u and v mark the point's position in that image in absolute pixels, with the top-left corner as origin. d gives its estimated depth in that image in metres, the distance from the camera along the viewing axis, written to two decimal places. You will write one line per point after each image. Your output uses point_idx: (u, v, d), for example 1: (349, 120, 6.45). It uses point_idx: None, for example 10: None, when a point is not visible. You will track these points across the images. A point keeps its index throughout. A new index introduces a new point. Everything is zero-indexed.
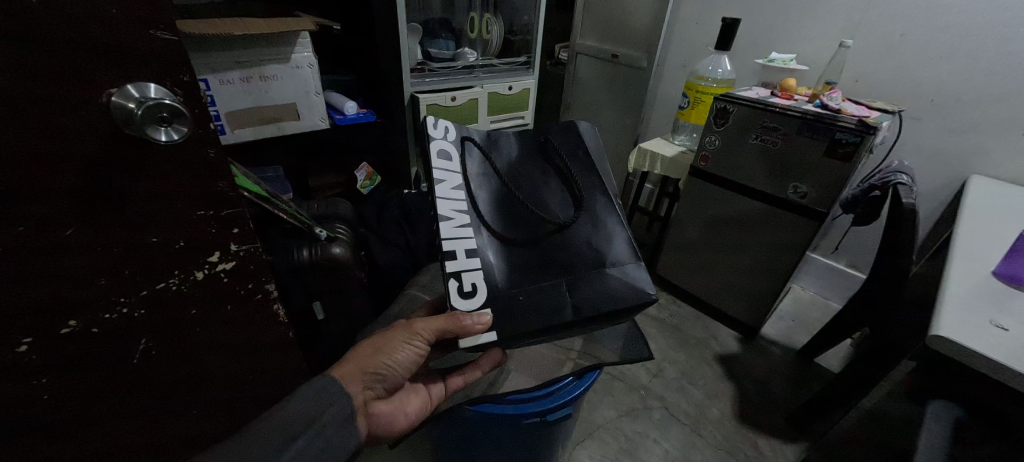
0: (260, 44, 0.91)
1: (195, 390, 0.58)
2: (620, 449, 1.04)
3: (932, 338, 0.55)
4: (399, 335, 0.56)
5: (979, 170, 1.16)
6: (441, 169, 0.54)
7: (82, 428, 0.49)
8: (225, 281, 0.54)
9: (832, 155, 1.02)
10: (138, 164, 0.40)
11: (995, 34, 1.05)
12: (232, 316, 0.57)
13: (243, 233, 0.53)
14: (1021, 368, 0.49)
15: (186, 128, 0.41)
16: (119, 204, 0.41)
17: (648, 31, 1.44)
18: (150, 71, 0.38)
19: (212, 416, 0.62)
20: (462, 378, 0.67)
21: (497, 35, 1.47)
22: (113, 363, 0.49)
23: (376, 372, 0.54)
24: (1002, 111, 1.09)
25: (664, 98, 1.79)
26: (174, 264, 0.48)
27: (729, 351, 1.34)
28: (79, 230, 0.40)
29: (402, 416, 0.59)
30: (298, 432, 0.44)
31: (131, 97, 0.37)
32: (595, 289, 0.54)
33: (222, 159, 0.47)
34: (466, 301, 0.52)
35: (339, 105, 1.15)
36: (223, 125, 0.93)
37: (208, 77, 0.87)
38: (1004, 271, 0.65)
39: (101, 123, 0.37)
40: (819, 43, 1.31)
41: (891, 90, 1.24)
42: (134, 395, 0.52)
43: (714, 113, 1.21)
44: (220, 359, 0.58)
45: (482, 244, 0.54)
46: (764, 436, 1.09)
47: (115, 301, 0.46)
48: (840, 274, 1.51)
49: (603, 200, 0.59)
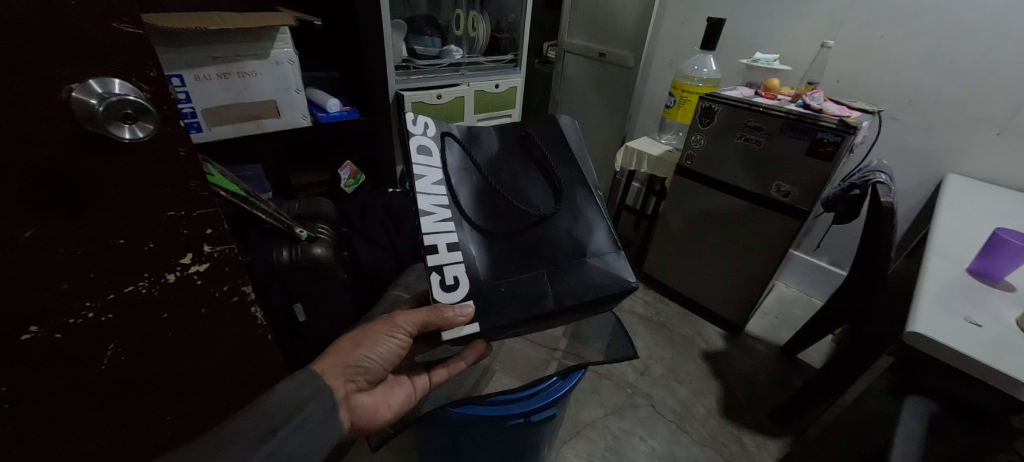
0: (237, 39, 0.88)
1: (167, 395, 0.56)
2: (608, 447, 1.04)
3: (909, 335, 0.56)
4: (381, 328, 0.55)
5: (956, 169, 1.19)
6: (422, 165, 0.53)
7: (47, 435, 0.48)
8: (199, 284, 0.53)
9: (814, 155, 1.03)
10: (101, 163, 0.39)
11: (970, 36, 1.08)
12: (207, 319, 0.56)
13: (217, 234, 0.52)
14: (999, 365, 0.50)
15: (152, 124, 0.40)
16: (83, 204, 0.39)
17: (634, 29, 1.45)
18: (114, 66, 0.37)
19: (187, 417, 0.60)
20: (446, 369, 0.66)
21: (483, 32, 1.45)
22: (78, 369, 0.47)
23: (358, 364, 0.53)
24: (976, 112, 1.12)
25: (651, 96, 1.80)
26: (143, 266, 0.47)
27: (715, 348, 1.35)
28: (38, 232, 0.38)
29: (385, 408, 0.57)
30: (277, 425, 0.42)
31: (93, 92, 0.36)
32: (576, 279, 0.54)
33: (194, 157, 0.45)
34: (448, 294, 0.51)
35: (322, 102, 1.13)
36: (198, 122, 0.91)
37: (182, 73, 0.85)
38: (976, 267, 0.68)
39: (62, 119, 0.35)
40: (802, 42, 1.33)
41: (872, 91, 1.26)
42: (101, 401, 0.50)
43: (698, 113, 1.23)
44: (194, 363, 0.57)
45: (463, 237, 0.53)
46: (748, 432, 1.10)
47: (79, 305, 0.44)
48: (822, 271, 1.54)
49: (584, 191, 0.59)
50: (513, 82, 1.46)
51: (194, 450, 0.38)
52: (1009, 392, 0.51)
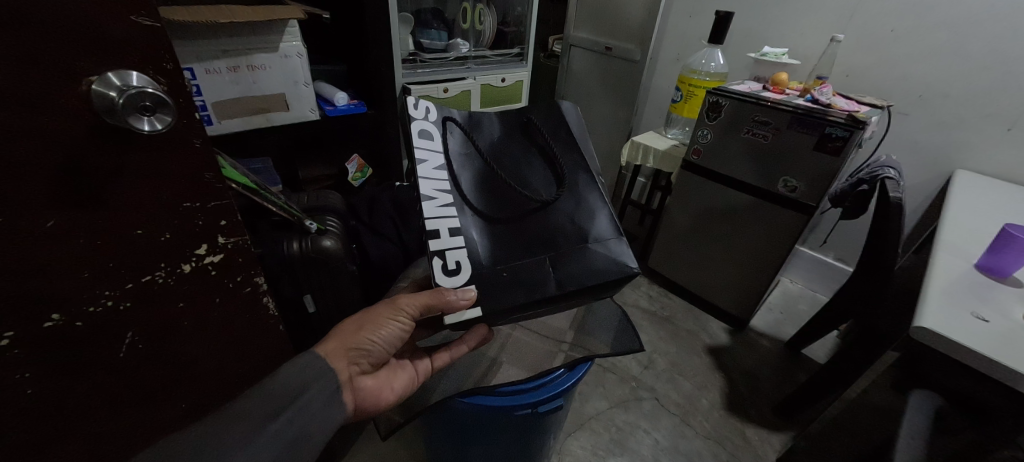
0: (248, 33, 0.89)
1: (180, 382, 0.57)
2: (611, 439, 1.06)
3: (915, 330, 0.56)
4: (383, 312, 0.56)
5: (964, 165, 1.18)
6: (424, 150, 0.54)
7: (65, 419, 0.49)
8: (213, 274, 0.53)
9: (822, 149, 1.03)
10: (119, 155, 0.39)
11: (983, 31, 1.07)
12: (220, 309, 0.57)
13: (231, 225, 0.52)
14: (1003, 359, 0.50)
15: (170, 117, 0.40)
16: (101, 195, 0.40)
17: (640, 23, 1.44)
18: (132, 59, 0.37)
19: (203, 404, 0.62)
20: (448, 353, 0.67)
21: (490, 26, 1.45)
22: (99, 356, 0.48)
23: (360, 348, 0.55)
24: (986, 107, 1.11)
25: (657, 91, 1.79)
26: (161, 256, 0.48)
27: (719, 343, 1.36)
28: (60, 222, 0.39)
29: (388, 391, 0.59)
30: (281, 408, 0.43)
31: (112, 85, 0.36)
32: (578, 264, 0.54)
33: (208, 150, 0.46)
34: (450, 278, 0.51)
35: (329, 96, 1.13)
36: (210, 116, 0.92)
37: (193, 66, 0.85)
38: (985, 263, 0.68)
39: (82, 111, 0.36)
40: (811, 36, 1.32)
41: (880, 86, 1.25)
42: (118, 387, 0.52)
43: (705, 106, 1.22)
44: (206, 351, 0.58)
45: (465, 223, 0.54)
46: (752, 426, 1.11)
47: (99, 294, 0.45)
48: (827, 267, 1.54)
49: (586, 177, 0.59)
50: (520, 76, 1.46)
51: (199, 431, 0.38)
52: (1012, 385, 0.51)
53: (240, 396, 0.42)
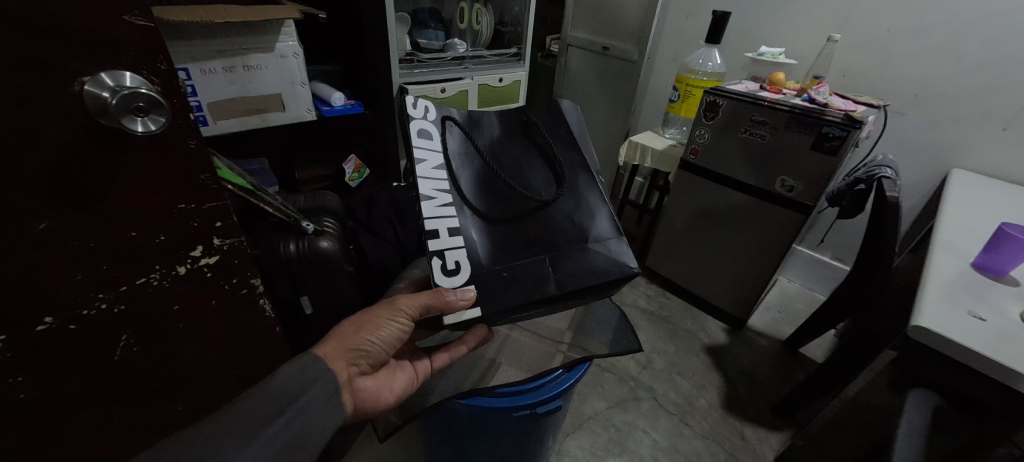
0: (244, 33, 0.88)
1: (176, 385, 0.57)
2: (610, 439, 1.06)
3: (912, 329, 0.56)
4: (383, 312, 0.56)
5: (960, 164, 1.19)
6: (423, 149, 0.53)
7: (58, 424, 0.48)
8: (209, 276, 0.53)
9: (820, 148, 1.03)
10: (114, 156, 0.39)
11: (979, 31, 1.07)
12: (216, 311, 0.56)
13: (226, 227, 0.52)
14: (1000, 358, 0.51)
15: (165, 118, 0.39)
16: (94, 197, 0.40)
17: (637, 22, 1.44)
18: (126, 59, 0.37)
19: (198, 407, 0.61)
20: (447, 354, 0.67)
21: (487, 26, 1.45)
22: (92, 360, 0.48)
23: (360, 348, 0.54)
24: (982, 107, 1.12)
25: (655, 91, 1.79)
26: (155, 258, 0.47)
27: (717, 343, 1.36)
28: (52, 225, 0.39)
29: (388, 391, 0.59)
30: (280, 408, 0.42)
31: (105, 85, 0.36)
32: (577, 264, 0.54)
33: (203, 151, 0.45)
34: (449, 278, 0.51)
35: (326, 96, 1.13)
36: (205, 116, 0.91)
37: (189, 66, 0.85)
38: (981, 262, 0.68)
39: (76, 112, 0.36)
40: (808, 36, 1.32)
41: (877, 86, 1.25)
42: (112, 391, 0.51)
43: (703, 106, 1.22)
44: (201, 353, 0.57)
45: (464, 222, 0.54)
46: (750, 425, 1.11)
47: (93, 297, 0.44)
48: (825, 266, 1.55)
49: (586, 177, 0.59)
50: (517, 76, 1.46)
51: (198, 433, 0.38)
52: (1012, 385, 0.51)
53: (239, 397, 0.42)
